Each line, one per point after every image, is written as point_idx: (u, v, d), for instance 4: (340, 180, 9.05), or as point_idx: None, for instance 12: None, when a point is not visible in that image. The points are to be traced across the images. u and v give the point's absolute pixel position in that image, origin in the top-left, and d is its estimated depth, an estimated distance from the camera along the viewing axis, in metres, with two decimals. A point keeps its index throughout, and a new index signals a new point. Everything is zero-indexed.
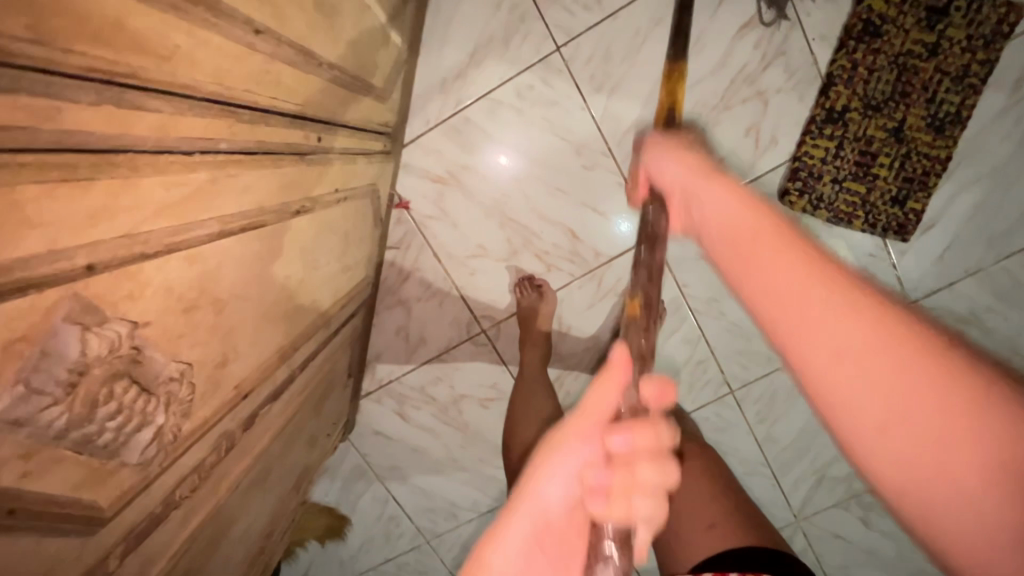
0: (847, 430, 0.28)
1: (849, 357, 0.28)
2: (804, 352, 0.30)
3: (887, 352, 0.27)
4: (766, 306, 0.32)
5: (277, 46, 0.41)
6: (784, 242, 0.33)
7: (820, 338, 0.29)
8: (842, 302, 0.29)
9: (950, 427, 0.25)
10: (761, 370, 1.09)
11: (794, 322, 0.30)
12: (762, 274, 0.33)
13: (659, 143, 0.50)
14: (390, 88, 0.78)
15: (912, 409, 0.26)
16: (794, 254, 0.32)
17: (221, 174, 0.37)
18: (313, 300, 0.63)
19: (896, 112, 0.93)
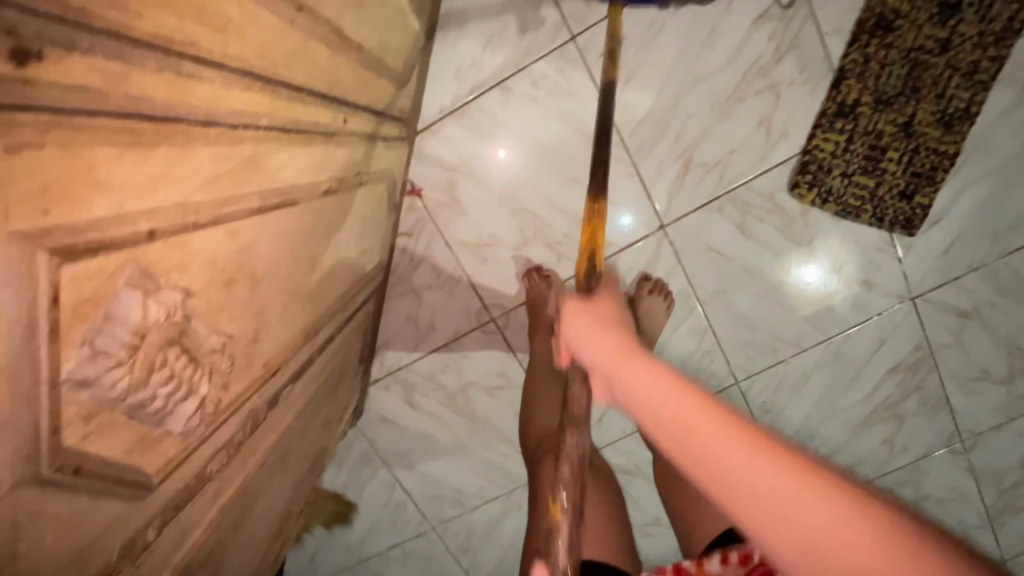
0: (796, 570, 0.31)
1: (792, 520, 0.31)
2: (751, 518, 0.33)
3: (817, 509, 0.31)
4: (674, 425, 0.37)
5: (315, 24, 0.41)
6: (719, 417, 0.36)
7: (725, 457, 0.34)
8: (772, 466, 0.33)
9: (876, 564, 0.29)
10: (766, 362, 1.11)
11: (704, 451, 0.35)
12: (693, 436, 0.36)
13: (578, 315, 0.54)
14: (407, 74, 0.78)
15: (846, 551, 0.30)
16: (730, 426, 0.36)
17: (261, 148, 0.37)
18: (333, 283, 0.64)
19: (906, 107, 0.94)
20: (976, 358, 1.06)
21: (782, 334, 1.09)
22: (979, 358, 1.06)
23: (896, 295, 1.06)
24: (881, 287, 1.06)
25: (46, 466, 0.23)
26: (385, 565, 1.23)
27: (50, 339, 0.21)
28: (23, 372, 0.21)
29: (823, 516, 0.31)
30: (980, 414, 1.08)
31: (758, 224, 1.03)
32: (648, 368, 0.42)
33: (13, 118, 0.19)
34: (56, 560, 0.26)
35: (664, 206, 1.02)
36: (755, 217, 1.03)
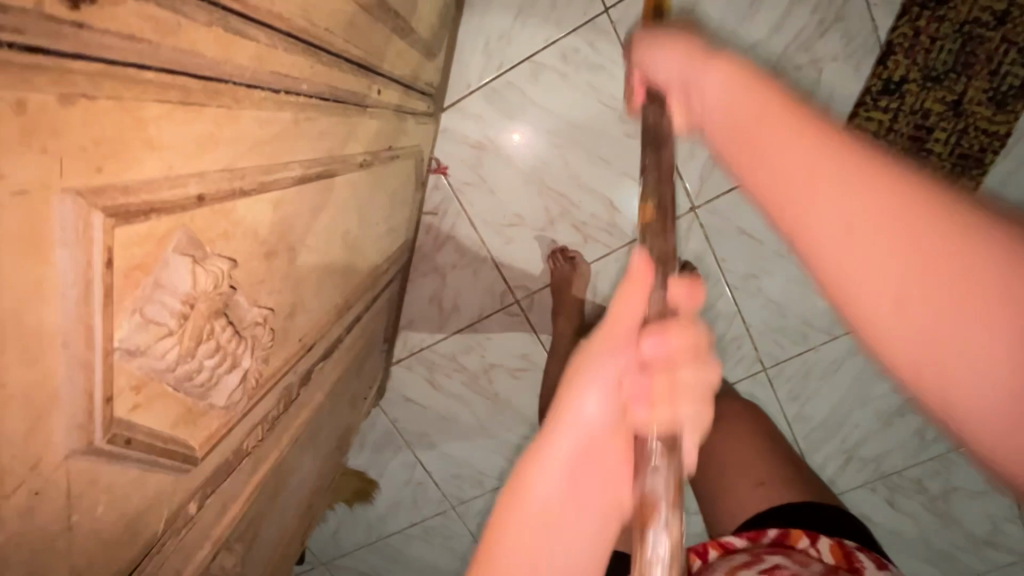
0: (845, 300, 0.23)
1: (856, 220, 0.23)
2: (826, 212, 0.24)
3: (901, 218, 0.22)
4: (731, 134, 0.30)
5: None
6: (786, 116, 0.27)
7: (797, 198, 0.25)
8: (862, 178, 0.23)
9: (961, 300, 0.20)
10: (795, 348, 1.08)
11: (773, 189, 0.26)
12: (754, 157, 0.28)
13: (645, 38, 0.47)
14: (437, 46, 0.76)
15: (939, 290, 0.20)
16: (801, 134, 0.26)
17: (302, 116, 0.36)
18: (364, 260, 0.63)
19: (957, 84, 0.89)
20: None
21: (813, 321, 1.06)
22: None
23: None
24: None
25: (98, 436, 0.22)
26: (406, 542, 1.25)
27: (104, 304, 0.20)
28: (77, 337, 0.20)
29: (902, 238, 0.22)
30: None
31: None
32: (725, 65, 0.33)
33: (66, 64, 0.17)
34: (107, 531, 0.25)
35: (695, 187, 0.99)
36: None
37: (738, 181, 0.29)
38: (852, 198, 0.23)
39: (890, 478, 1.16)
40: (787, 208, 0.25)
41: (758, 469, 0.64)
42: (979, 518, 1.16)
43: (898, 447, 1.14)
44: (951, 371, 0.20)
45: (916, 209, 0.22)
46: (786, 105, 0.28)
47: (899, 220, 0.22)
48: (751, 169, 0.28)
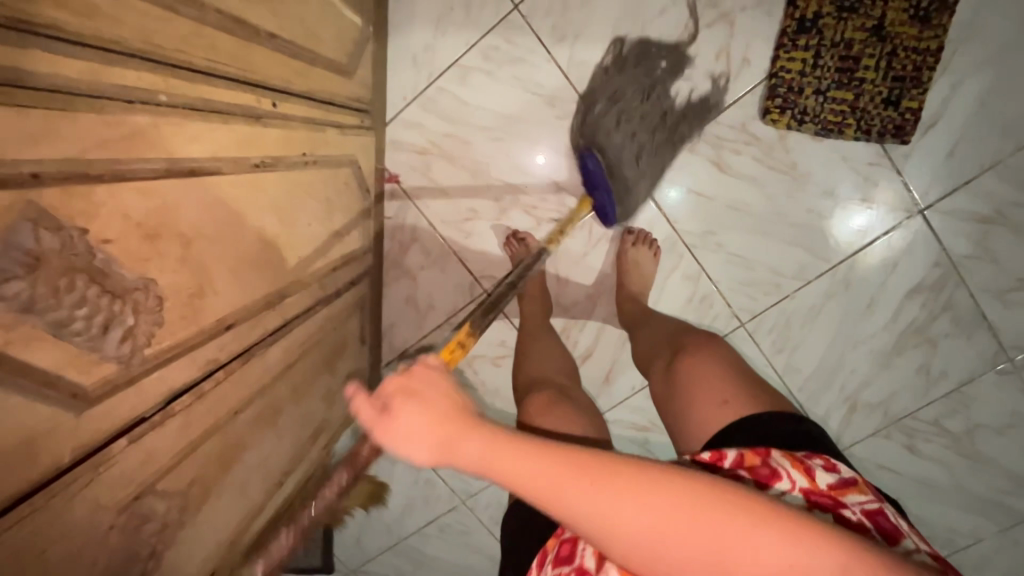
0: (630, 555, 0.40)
1: (649, 531, 0.39)
2: (621, 538, 0.40)
3: (684, 505, 0.39)
4: (539, 496, 0.40)
5: (205, 12, 0.47)
6: (538, 469, 0.41)
7: (580, 506, 0.40)
8: (639, 494, 0.40)
9: (681, 512, 0.39)
10: (770, 299, 1.08)
11: (606, 527, 0.40)
12: (535, 480, 0.41)
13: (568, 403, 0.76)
14: (354, 65, 0.83)
15: (661, 527, 0.39)
16: (584, 472, 0.41)
17: (164, 119, 0.44)
18: (295, 255, 0.70)
19: (875, 10, 0.91)
20: (1009, 266, 1.02)
21: (781, 269, 1.06)
22: (1012, 266, 1.02)
23: (903, 211, 1.01)
24: (883, 203, 1.01)
25: None
26: (424, 541, 1.29)
27: None
28: None
29: (660, 517, 0.39)
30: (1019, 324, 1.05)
31: (734, 158, 1.01)
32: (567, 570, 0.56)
33: None
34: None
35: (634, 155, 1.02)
36: (730, 151, 1.01)
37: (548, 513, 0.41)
38: (641, 513, 0.39)
39: (903, 423, 1.12)
40: (614, 532, 0.39)
41: (722, 389, 0.72)
42: (1010, 454, 1.10)
43: (905, 387, 1.10)
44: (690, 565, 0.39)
45: (678, 502, 0.40)
46: (586, 470, 0.41)
47: (682, 509, 0.39)
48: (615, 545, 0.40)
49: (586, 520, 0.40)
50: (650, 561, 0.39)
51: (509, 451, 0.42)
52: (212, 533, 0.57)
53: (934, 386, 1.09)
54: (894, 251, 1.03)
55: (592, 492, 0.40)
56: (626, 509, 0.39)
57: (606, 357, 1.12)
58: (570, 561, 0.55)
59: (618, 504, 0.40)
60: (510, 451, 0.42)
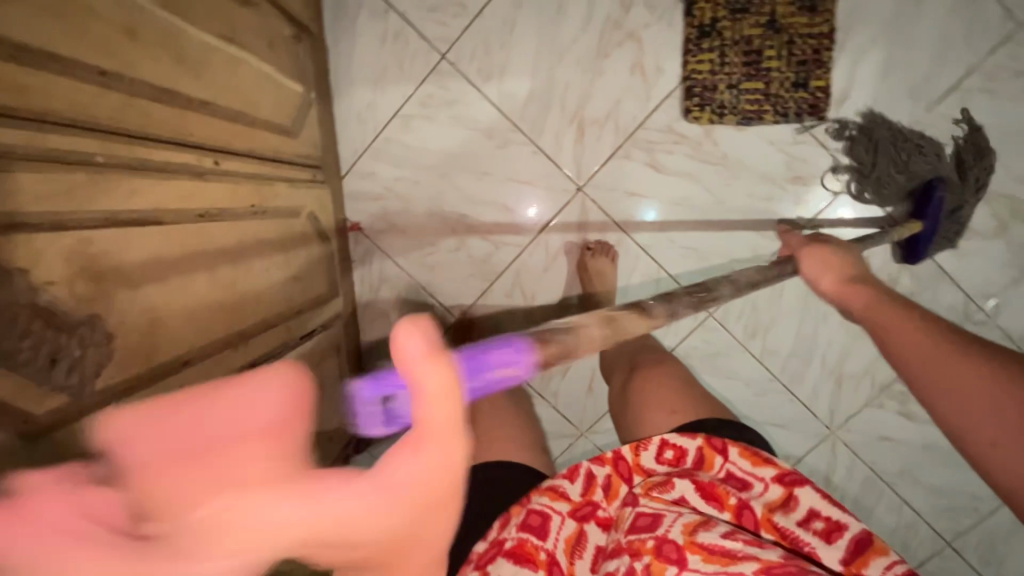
0: (951, 419, 0.56)
1: (968, 411, 0.55)
2: (944, 403, 0.57)
3: (1003, 405, 0.53)
4: (915, 357, 0.61)
5: (134, 85, 0.54)
6: (912, 346, 0.61)
7: (934, 375, 0.58)
8: (975, 383, 0.55)
9: (1004, 406, 0.53)
10: (732, 285, 1.10)
11: (953, 383, 0.56)
12: (913, 344, 0.61)
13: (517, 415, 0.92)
14: (297, 126, 0.92)
15: (982, 410, 0.54)
16: (951, 359, 0.58)
17: (100, 176, 0.50)
18: (253, 299, 0.74)
19: (764, 7, 0.99)
20: None
21: (736, 254, 1.09)
22: None
23: (837, 180, 1.05)
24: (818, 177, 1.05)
25: None
26: None
27: None
28: None
29: (985, 403, 0.54)
30: (980, 272, 1.06)
31: (667, 158, 1.07)
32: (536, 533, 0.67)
33: None
34: None
35: (575, 171, 1.08)
36: (663, 152, 1.07)
37: (912, 373, 0.60)
38: (970, 395, 0.55)
39: (892, 388, 1.12)
40: (949, 396, 0.56)
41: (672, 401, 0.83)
42: None
43: None
44: (986, 441, 0.53)
45: (1015, 403, 0.53)
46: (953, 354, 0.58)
47: (1005, 410, 0.53)
48: (941, 403, 0.57)
49: (926, 379, 0.59)
50: (958, 424, 0.55)
51: (902, 325, 0.64)
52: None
53: None
54: (841, 220, 1.06)
55: (943, 373, 0.57)
56: (968, 388, 0.55)
57: (585, 367, 1.15)
58: (546, 541, 0.66)
59: (943, 383, 0.57)
60: (907, 331, 0.63)
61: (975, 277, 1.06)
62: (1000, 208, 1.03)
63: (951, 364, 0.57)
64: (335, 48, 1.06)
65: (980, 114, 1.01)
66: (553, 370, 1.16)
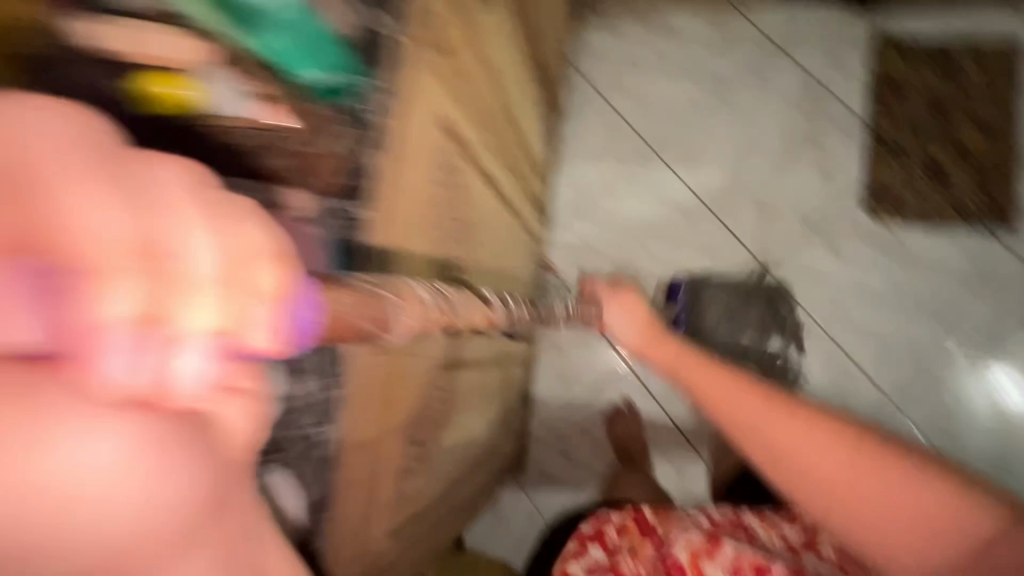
0: (806, 478, 0.51)
1: (822, 478, 0.51)
2: (788, 464, 0.52)
3: (867, 473, 0.50)
4: (740, 419, 0.55)
5: (503, 98, 0.80)
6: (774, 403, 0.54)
7: (809, 448, 0.52)
8: (827, 445, 0.51)
9: (864, 475, 0.50)
10: (914, 374, 1.14)
11: (793, 451, 0.52)
12: (731, 401, 0.56)
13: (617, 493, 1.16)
14: (540, 178, 1.18)
15: (859, 482, 0.50)
16: (817, 427, 0.52)
17: (484, 142, 0.74)
18: (507, 278, 0.92)
19: (946, 132, 1.16)
20: None
21: (920, 344, 1.14)
22: None
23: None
24: (1001, 280, 1.13)
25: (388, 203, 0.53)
26: None
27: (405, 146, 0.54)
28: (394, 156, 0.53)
29: (835, 467, 0.50)
30: None
31: (849, 248, 1.17)
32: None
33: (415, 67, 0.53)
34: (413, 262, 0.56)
35: (757, 248, 1.22)
36: (844, 243, 1.18)
37: (752, 445, 0.54)
38: (835, 462, 0.50)
39: None
40: (806, 462, 0.51)
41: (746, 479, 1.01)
42: None
43: None
44: (855, 511, 0.50)
45: (863, 467, 0.50)
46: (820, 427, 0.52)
47: (878, 482, 0.49)
48: (792, 474, 0.52)
49: (761, 441, 0.53)
50: (808, 489, 0.51)
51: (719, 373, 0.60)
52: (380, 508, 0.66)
53: None
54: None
55: (781, 423, 0.53)
56: (824, 459, 0.51)
57: None
58: None
59: (802, 449, 0.52)
60: (713, 380, 0.60)
61: None
62: None
63: (758, 411, 0.54)
64: (564, 132, 1.34)
65: None
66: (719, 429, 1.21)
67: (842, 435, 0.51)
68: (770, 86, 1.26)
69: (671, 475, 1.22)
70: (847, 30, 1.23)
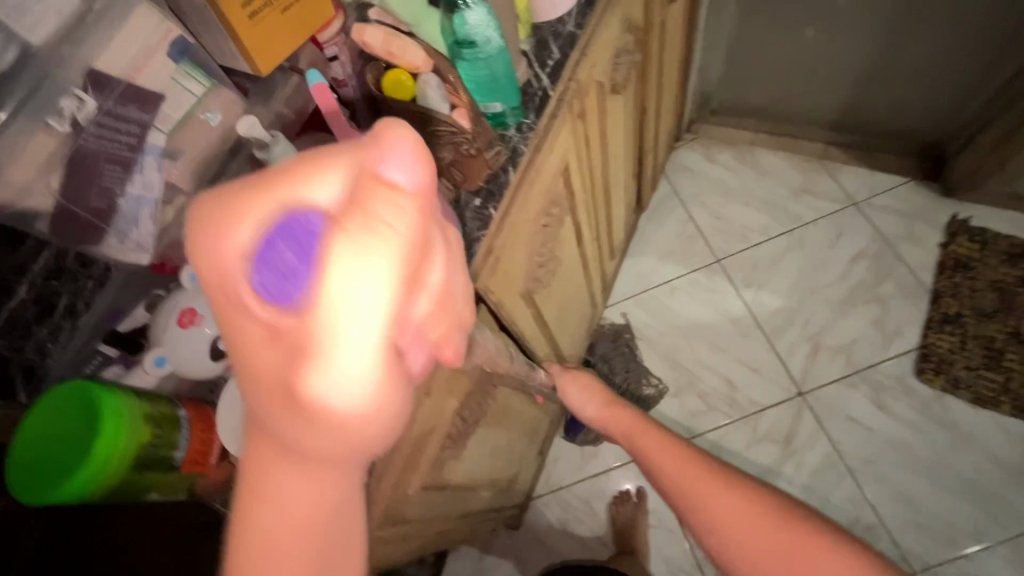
0: (713, 528, 0.57)
1: (727, 523, 0.56)
2: (704, 511, 0.58)
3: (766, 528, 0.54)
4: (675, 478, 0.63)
5: (606, 170, 0.92)
6: (685, 460, 0.64)
7: (711, 499, 0.58)
8: (732, 498, 0.57)
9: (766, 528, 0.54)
10: (944, 552, 1.08)
11: (693, 495, 0.60)
12: (657, 457, 0.67)
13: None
14: (612, 257, 1.29)
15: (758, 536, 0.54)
16: (716, 481, 0.59)
17: (586, 200, 0.85)
18: (564, 326, 1.01)
19: (1009, 320, 1.18)
20: None
21: (954, 520, 1.09)
22: None
23: None
24: None
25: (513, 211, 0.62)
26: None
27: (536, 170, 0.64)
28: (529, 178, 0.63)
29: (733, 512, 0.56)
30: None
31: (894, 404, 1.18)
32: None
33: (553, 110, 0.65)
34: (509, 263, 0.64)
35: (801, 378, 1.24)
36: (890, 398, 1.19)
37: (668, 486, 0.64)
38: (737, 510, 0.56)
39: None
40: (710, 516, 0.57)
41: None
42: None
43: None
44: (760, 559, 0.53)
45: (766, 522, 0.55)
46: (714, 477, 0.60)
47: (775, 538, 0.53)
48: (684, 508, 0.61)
49: (675, 486, 0.63)
50: (718, 531, 0.56)
51: (648, 431, 0.73)
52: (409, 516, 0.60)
53: None
54: None
55: (704, 485, 0.60)
56: (724, 506, 0.57)
57: None
58: None
59: (710, 500, 0.58)
60: (665, 448, 0.67)
61: None
62: None
63: (683, 472, 0.63)
64: (642, 227, 1.47)
65: None
66: None
67: (741, 484, 0.58)
68: (842, 236, 1.35)
69: None
70: (925, 206, 1.33)
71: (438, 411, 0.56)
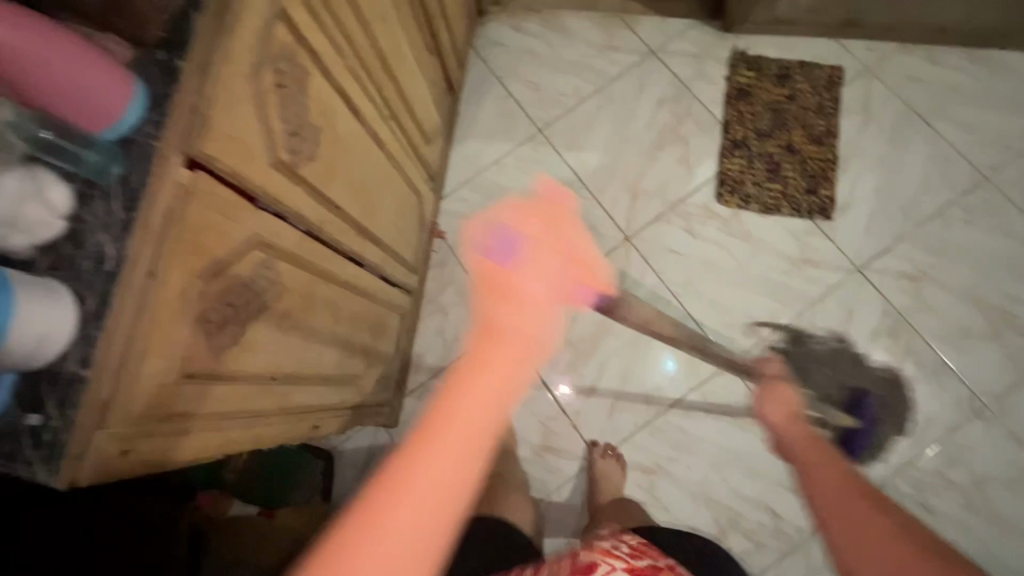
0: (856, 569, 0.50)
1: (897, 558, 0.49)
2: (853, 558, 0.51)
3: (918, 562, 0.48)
4: (832, 502, 0.54)
5: (372, 31, 0.86)
6: (842, 495, 0.55)
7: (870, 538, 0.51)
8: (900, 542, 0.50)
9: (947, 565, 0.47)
10: (751, 340, 1.25)
11: (848, 519, 0.52)
12: (810, 475, 0.58)
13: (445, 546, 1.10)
14: (430, 143, 1.26)
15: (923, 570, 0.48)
16: (858, 506, 0.53)
17: (347, 64, 0.80)
18: (377, 213, 0.98)
19: (783, 136, 1.33)
20: (949, 315, 1.22)
21: (756, 313, 1.27)
22: (951, 315, 1.22)
23: (844, 268, 1.27)
24: (825, 262, 1.27)
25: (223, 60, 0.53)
26: None
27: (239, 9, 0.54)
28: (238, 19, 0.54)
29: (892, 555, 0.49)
30: (977, 372, 1.20)
31: (702, 228, 1.32)
32: None
33: None
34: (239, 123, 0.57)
35: (625, 224, 1.34)
36: (699, 224, 1.32)
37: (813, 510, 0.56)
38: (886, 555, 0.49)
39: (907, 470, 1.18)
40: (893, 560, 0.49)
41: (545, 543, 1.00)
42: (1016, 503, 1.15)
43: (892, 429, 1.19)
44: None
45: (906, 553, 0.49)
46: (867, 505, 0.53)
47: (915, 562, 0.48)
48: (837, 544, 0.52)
49: (840, 537, 0.52)
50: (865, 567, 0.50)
51: (816, 447, 0.62)
52: (180, 416, 0.55)
53: (919, 430, 1.19)
54: (848, 300, 1.25)
55: (856, 517, 0.52)
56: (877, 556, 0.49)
57: (608, 396, 1.26)
58: None
59: (848, 540, 0.51)
60: (827, 473, 0.57)
61: (973, 376, 1.19)
62: (989, 313, 1.22)
63: (851, 498, 0.54)
64: (465, 111, 1.44)
65: (959, 235, 1.26)
66: (579, 388, 1.27)
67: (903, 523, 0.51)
68: (646, 86, 1.41)
69: (537, 431, 1.26)
70: (712, 45, 1.42)
71: (174, 294, 0.52)
